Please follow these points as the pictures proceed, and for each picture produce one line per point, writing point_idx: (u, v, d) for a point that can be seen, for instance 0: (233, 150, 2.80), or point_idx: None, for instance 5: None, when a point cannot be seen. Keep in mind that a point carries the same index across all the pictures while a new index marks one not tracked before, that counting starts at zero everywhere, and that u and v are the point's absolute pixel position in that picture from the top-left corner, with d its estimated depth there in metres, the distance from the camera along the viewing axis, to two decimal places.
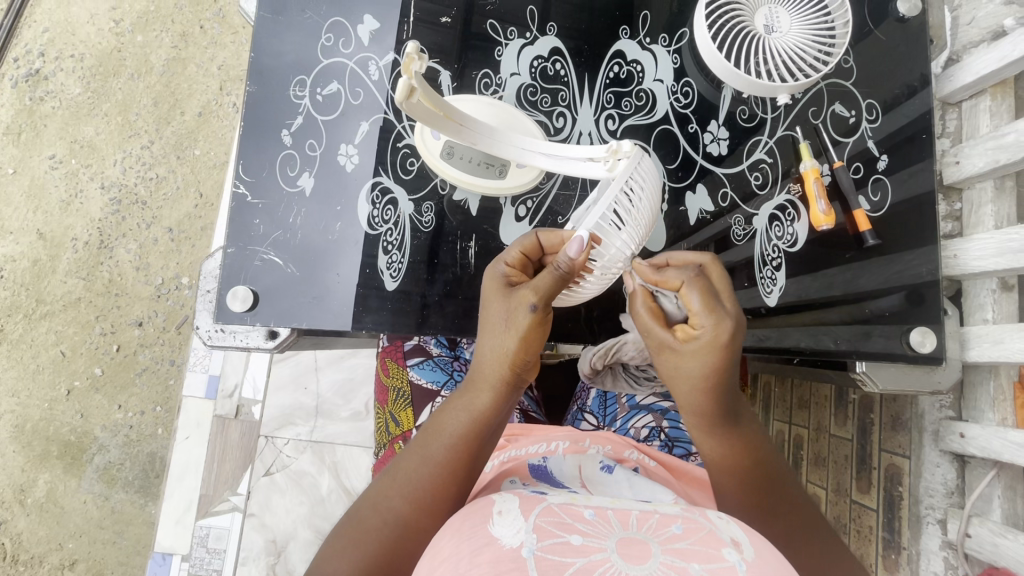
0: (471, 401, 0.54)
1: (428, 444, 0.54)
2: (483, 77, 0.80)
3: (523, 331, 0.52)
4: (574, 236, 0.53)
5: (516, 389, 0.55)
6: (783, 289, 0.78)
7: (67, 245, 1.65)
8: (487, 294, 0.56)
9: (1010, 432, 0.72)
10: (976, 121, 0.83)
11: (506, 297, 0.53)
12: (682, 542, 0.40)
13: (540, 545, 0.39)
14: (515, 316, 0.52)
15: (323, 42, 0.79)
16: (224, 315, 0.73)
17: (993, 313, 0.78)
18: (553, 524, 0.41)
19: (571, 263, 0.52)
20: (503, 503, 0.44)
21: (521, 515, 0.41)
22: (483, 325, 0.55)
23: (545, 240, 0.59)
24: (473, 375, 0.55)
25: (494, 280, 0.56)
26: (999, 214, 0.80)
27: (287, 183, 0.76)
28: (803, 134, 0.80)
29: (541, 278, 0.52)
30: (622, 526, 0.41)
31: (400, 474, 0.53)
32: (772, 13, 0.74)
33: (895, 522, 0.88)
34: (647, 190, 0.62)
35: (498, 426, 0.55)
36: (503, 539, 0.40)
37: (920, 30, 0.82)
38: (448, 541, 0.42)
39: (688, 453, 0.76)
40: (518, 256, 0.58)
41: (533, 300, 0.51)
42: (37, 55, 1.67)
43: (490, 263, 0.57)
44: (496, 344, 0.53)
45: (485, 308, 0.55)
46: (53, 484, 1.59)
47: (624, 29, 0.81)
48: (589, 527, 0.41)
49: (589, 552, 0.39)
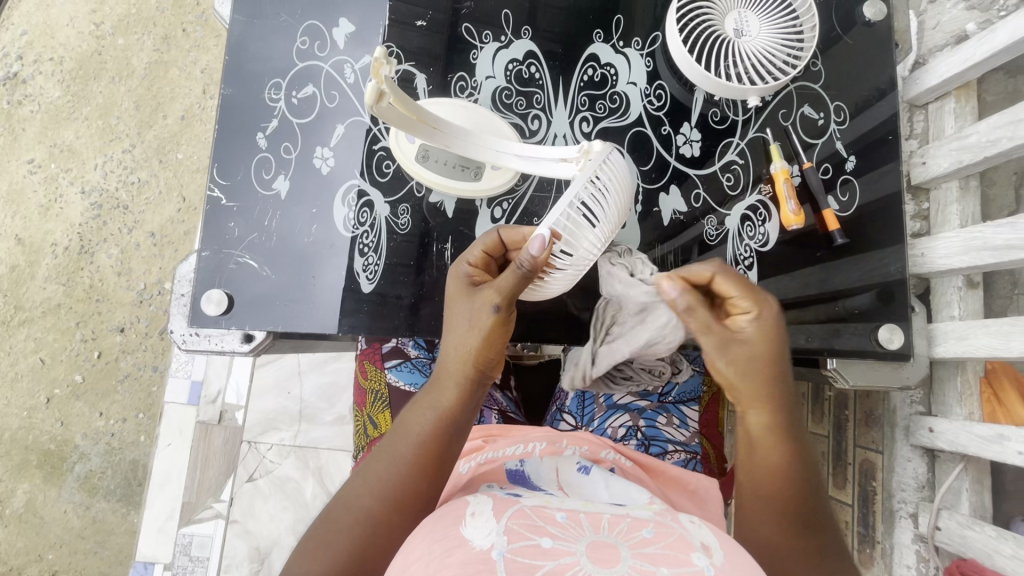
0: (437, 398, 0.56)
1: (395, 441, 0.55)
2: (459, 80, 0.80)
3: (485, 329, 0.55)
4: (534, 234, 0.53)
5: (482, 386, 0.58)
6: (755, 288, 0.79)
7: (46, 250, 1.62)
8: (452, 295, 0.59)
9: (975, 425, 0.74)
10: (942, 122, 0.85)
11: (470, 297, 0.57)
12: (652, 546, 0.41)
13: (511, 547, 0.39)
14: (479, 315, 0.55)
15: (299, 45, 0.79)
16: (199, 318, 0.73)
17: (959, 310, 0.80)
18: (525, 527, 0.42)
19: (532, 260, 0.53)
20: (476, 506, 0.44)
21: (494, 517, 0.42)
22: (448, 325, 0.58)
23: (507, 238, 0.62)
24: (439, 373, 0.57)
25: (459, 281, 0.60)
26: (964, 213, 0.82)
27: (263, 186, 0.76)
28: (773, 135, 0.81)
29: (504, 277, 0.55)
30: (593, 529, 0.42)
31: (368, 470, 0.54)
32: (742, 17, 0.76)
33: (870, 517, 0.89)
34: (619, 188, 0.63)
35: (464, 423, 0.56)
36: (474, 541, 0.40)
37: (887, 34, 0.84)
38: (419, 539, 0.43)
39: (664, 452, 0.79)
40: (481, 256, 0.62)
41: (496, 300, 0.54)
42: (15, 58, 1.65)
43: (454, 264, 0.61)
44: (459, 343, 0.56)
45: (450, 308, 0.59)
46: (32, 494, 1.56)
47: (599, 32, 0.82)
48: (560, 531, 0.42)
49: (559, 555, 0.39)
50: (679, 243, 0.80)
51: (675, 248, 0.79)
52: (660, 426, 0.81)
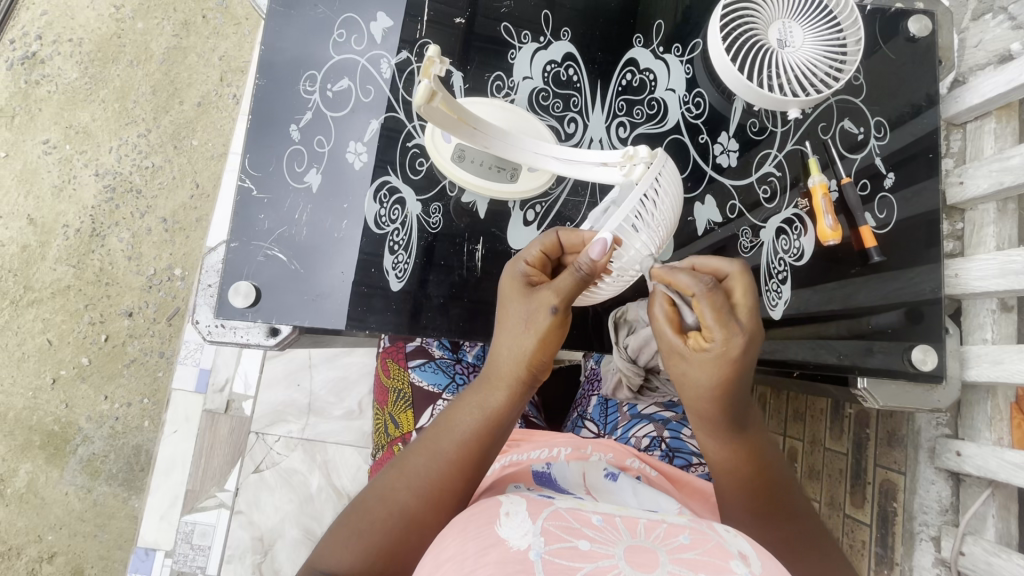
0: (485, 399, 0.55)
1: (439, 438, 0.54)
2: (496, 80, 0.79)
3: (541, 331, 0.53)
4: (596, 237, 0.54)
5: (529, 390, 0.56)
6: (788, 302, 0.78)
7: (57, 231, 1.62)
8: (506, 293, 0.57)
9: (1007, 452, 0.73)
10: (980, 143, 0.84)
11: (528, 297, 0.55)
12: (688, 552, 0.39)
13: (548, 548, 0.38)
14: (536, 317, 0.53)
15: (336, 38, 0.79)
16: (226, 310, 0.72)
17: (992, 333, 0.78)
18: (562, 529, 0.40)
19: (593, 262, 0.53)
20: (510, 505, 0.43)
21: (529, 517, 0.41)
22: (501, 323, 0.56)
23: (565, 240, 0.59)
24: (489, 373, 0.56)
25: (514, 279, 0.57)
26: (1001, 235, 0.80)
27: (294, 178, 0.75)
28: (812, 148, 0.80)
29: (561, 278, 0.53)
30: (630, 533, 0.40)
31: (407, 464, 0.53)
32: (786, 28, 0.75)
33: (888, 537, 0.88)
34: (670, 197, 0.63)
35: (507, 427, 0.56)
36: (511, 542, 0.39)
37: (929, 51, 0.83)
38: (452, 538, 0.42)
39: (688, 464, 0.76)
40: (538, 256, 0.59)
41: (555, 303, 0.52)
42: (34, 37, 1.65)
43: (509, 263, 0.58)
44: (513, 344, 0.54)
45: (504, 306, 0.56)
46: (34, 474, 1.56)
47: (639, 37, 0.81)
48: (596, 533, 0.40)
49: (597, 558, 0.38)
50: (710, 252, 0.78)
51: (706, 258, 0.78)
52: (684, 438, 0.78)
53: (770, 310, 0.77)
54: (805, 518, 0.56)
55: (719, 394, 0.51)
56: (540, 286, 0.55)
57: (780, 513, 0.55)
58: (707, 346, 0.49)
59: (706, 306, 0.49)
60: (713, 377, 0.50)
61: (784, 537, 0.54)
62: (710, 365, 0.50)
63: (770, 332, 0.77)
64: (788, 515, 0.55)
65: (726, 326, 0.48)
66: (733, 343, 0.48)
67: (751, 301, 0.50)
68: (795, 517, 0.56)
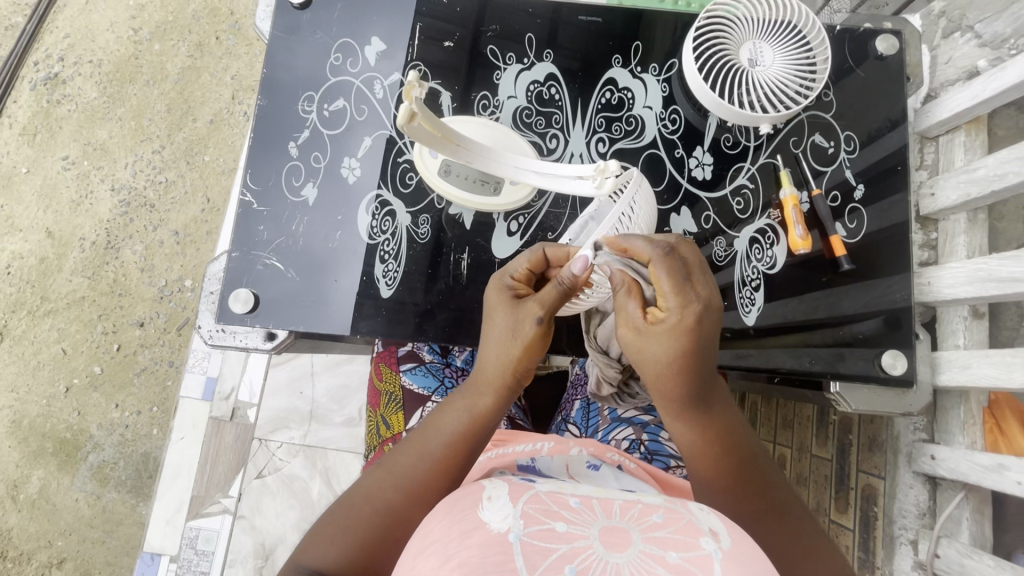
0: (472, 403, 0.59)
1: (427, 440, 0.58)
2: (482, 99, 0.84)
3: (526, 340, 0.57)
4: (577, 254, 0.56)
5: (515, 394, 0.61)
6: (761, 309, 0.81)
7: (74, 244, 1.69)
8: (493, 305, 0.61)
9: (977, 454, 0.74)
10: (952, 155, 0.87)
11: (513, 309, 0.59)
12: (661, 531, 0.41)
13: (526, 531, 0.40)
14: (521, 326, 0.58)
15: (332, 61, 0.84)
16: (226, 316, 0.77)
17: (964, 339, 0.80)
18: (540, 512, 0.42)
19: (574, 277, 0.55)
20: (493, 489, 0.45)
21: (510, 501, 0.43)
22: (489, 333, 0.60)
23: (551, 255, 0.64)
24: (477, 378, 0.61)
25: (501, 292, 0.62)
26: (971, 244, 0.83)
27: (292, 193, 0.80)
28: (784, 161, 0.84)
29: (545, 290, 0.57)
30: (605, 514, 0.42)
31: (396, 464, 0.58)
32: (757, 47, 0.79)
33: (870, 542, 0.90)
34: (642, 214, 0.68)
35: (493, 429, 0.60)
36: (491, 524, 0.41)
37: (898, 68, 0.86)
38: (438, 521, 0.44)
39: (668, 466, 0.79)
40: (524, 271, 0.64)
41: (539, 313, 0.57)
42: (56, 60, 1.74)
43: (496, 277, 0.63)
44: (499, 351, 0.59)
45: (490, 316, 0.61)
46: (46, 481, 1.61)
47: (618, 57, 0.86)
48: (573, 516, 0.42)
49: (573, 539, 0.40)
50: None
51: None
52: (664, 441, 0.82)
53: (744, 317, 0.81)
54: (774, 484, 0.58)
55: (682, 366, 0.52)
56: (526, 299, 0.59)
57: (748, 478, 0.58)
58: (662, 317, 0.51)
59: (657, 274, 0.51)
60: (672, 349, 0.52)
61: (760, 508, 0.57)
62: (667, 336, 0.51)
63: (747, 341, 0.80)
64: (756, 480, 0.58)
65: (680, 294, 0.50)
66: (689, 309, 0.50)
67: (700, 260, 0.52)
68: (766, 484, 0.58)
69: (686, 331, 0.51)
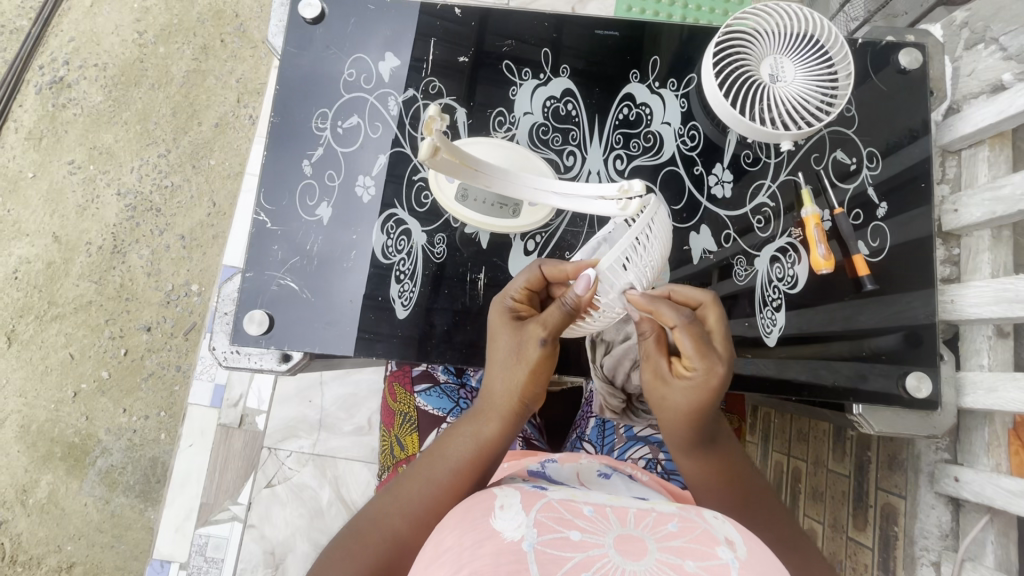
0: (477, 428, 0.58)
1: (432, 467, 0.57)
2: (498, 116, 0.83)
3: (532, 361, 0.57)
4: (582, 273, 0.57)
5: (522, 418, 0.59)
6: (782, 329, 0.80)
7: (81, 249, 1.69)
8: (495, 327, 0.61)
9: (1003, 479, 0.73)
10: (975, 170, 0.85)
11: (517, 331, 0.59)
12: (676, 540, 0.40)
13: (540, 539, 0.39)
14: (525, 349, 0.57)
15: (346, 77, 0.83)
16: (240, 337, 0.76)
17: (988, 360, 0.79)
18: (553, 519, 0.41)
19: (578, 299, 0.56)
20: (505, 499, 0.45)
21: (523, 509, 0.42)
22: (492, 356, 0.60)
23: (549, 274, 0.61)
24: (483, 403, 0.60)
25: (502, 313, 0.61)
26: (995, 262, 0.81)
27: (306, 212, 0.79)
28: (805, 178, 0.83)
29: (549, 311, 0.57)
30: (620, 523, 0.41)
31: (401, 490, 0.56)
32: (777, 63, 0.77)
33: (890, 562, 0.89)
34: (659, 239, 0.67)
35: (499, 454, 0.58)
36: (505, 533, 0.40)
37: (920, 82, 0.85)
38: (451, 531, 0.43)
39: (684, 486, 0.78)
40: (524, 291, 0.62)
41: (542, 334, 0.57)
42: (62, 63, 1.73)
43: (498, 298, 0.63)
44: (505, 377, 0.58)
45: (493, 338, 0.61)
46: (55, 485, 1.61)
47: (635, 72, 0.84)
48: (588, 524, 0.41)
49: (587, 547, 0.39)
50: (707, 275, 0.80)
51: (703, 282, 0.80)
52: None
53: (765, 337, 0.79)
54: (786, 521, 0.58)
55: (699, 417, 0.55)
56: (529, 321, 0.59)
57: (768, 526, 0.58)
58: (687, 373, 0.54)
59: (684, 337, 0.53)
60: (692, 403, 0.54)
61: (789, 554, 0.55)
62: (690, 391, 0.54)
63: (767, 354, 0.79)
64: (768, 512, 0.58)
65: (704, 356, 0.53)
66: (712, 371, 0.52)
67: (725, 330, 0.55)
68: (776, 516, 0.58)
69: (709, 392, 0.53)
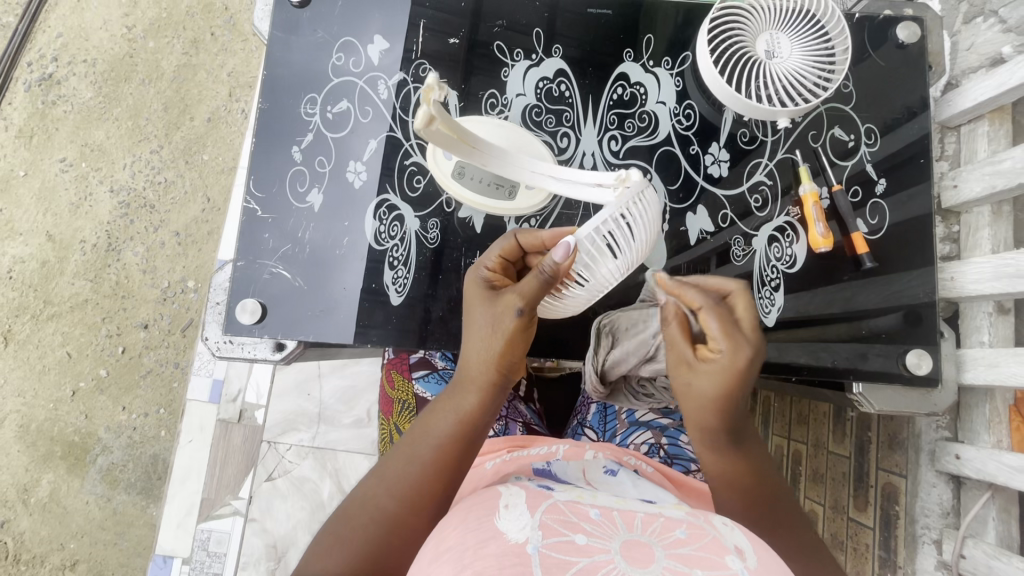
0: (458, 401, 0.58)
1: (415, 443, 0.57)
2: (490, 97, 0.82)
3: (509, 331, 0.56)
4: (560, 241, 0.55)
5: (502, 388, 0.59)
6: (781, 309, 0.79)
7: (75, 247, 1.67)
8: (471, 300, 0.60)
9: (1005, 455, 0.73)
10: (974, 145, 0.84)
11: (492, 302, 0.58)
12: (685, 546, 0.39)
13: (545, 542, 0.39)
14: (501, 319, 0.56)
15: (334, 61, 0.82)
16: (233, 326, 0.75)
17: (989, 336, 0.78)
18: (559, 523, 0.41)
19: (556, 265, 0.55)
20: (510, 498, 0.44)
21: (528, 511, 0.42)
22: (467, 329, 0.59)
23: (523, 242, 0.62)
24: (462, 376, 0.59)
25: (477, 285, 0.60)
26: (996, 237, 0.80)
27: (297, 199, 0.78)
28: (802, 156, 0.82)
29: (527, 281, 0.56)
30: (626, 528, 0.41)
31: (385, 471, 0.56)
32: (774, 38, 0.76)
33: (892, 541, 0.89)
34: (646, 219, 0.67)
35: (482, 426, 0.58)
36: (509, 534, 0.39)
37: (919, 57, 0.83)
38: (451, 529, 0.43)
39: (687, 470, 0.78)
40: (499, 261, 0.62)
41: (519, 304, 0.55)
42: (50, 59, 1.71)
43: (472, 270, 0.62)
44: (480, 347, 0.57)
45: (469, 310, 0.60)
46: (56, 483, 1.61)
47: (629, 51, 0.83)
48: (594, 528, 0.41)
49: (593, 552, 0.39)
50: (705, 257, 0.80)
51: (702, 263, 0.79)
52: (683, 444, 0.81)
53: (763, 318, 0.79)
54: (804, 532, 0.56)
55: (724, 407, 0.53)
56: (504, 291, 0.58)
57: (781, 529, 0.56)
58: (712, 357, 0.52)
59: (711, 316, 0.52)
60: (716, 390, 0.52)
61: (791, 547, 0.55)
62: (715, 377, 0.52)
63: (766, 337, 0.78)
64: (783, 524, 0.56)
65: (731, 337, 0.51)
66: (735, 354, 0.51)
67: (757, 317, 0.53)
68: (793, 523, 0.57)
69: (737, 374, 0.51)
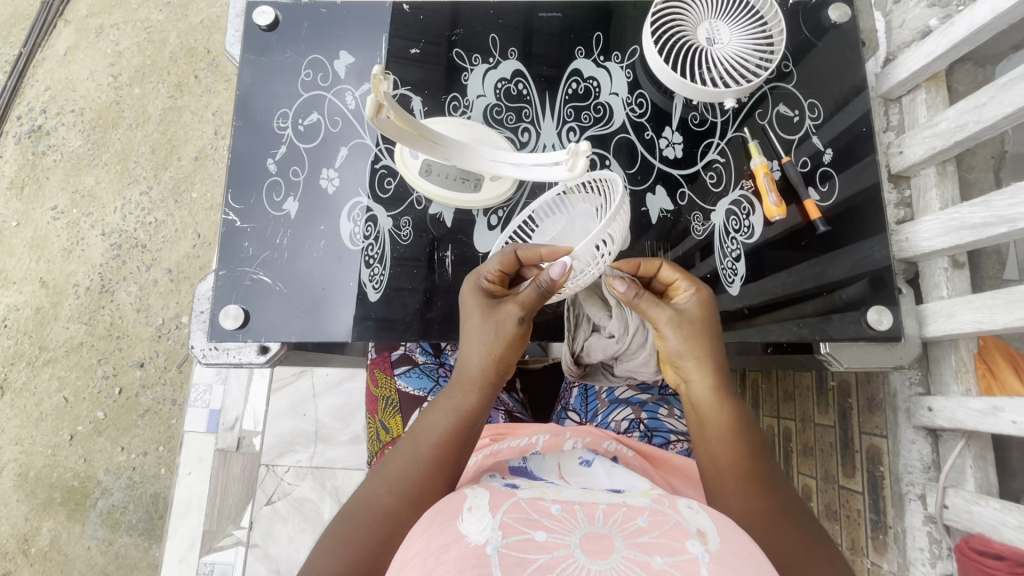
0: (459, 402, 0.62)
1: (419, 443, 0.59)
2: (452, 101, 0.86)
3: (508, 336, 0.62)
4: (557, 259, 0.58)
5: (498, 391, 0.64)
6: (744, 278, 0.82)
7: (68, 291, 1.70)
8: (470, 306, 0.65)
9: (971, 400, 0.75)
10: (915, 113, 0.88)
11: (492, 310, 0.63)
12: (645, 535, 0.41)
13: (505, 542, 0.40)
14: (503, 325, 0.62)
15: (304, 78, 0.86)
16: (218, 332, 0.78)
17: (947, 290, 0.81)
18: (520, 521, 0.42)
19: (552, 281, 0.58)
20: (473, 500, 0.46)
21: (489, 512, 0.43)
22: (467, 335, 0.64)
23: (522, 255, 0.66)
24: (461, 378, 0.63)
25: (477, 292, 0.66)
26: (944, 197, 0.84)
27: (273, 207, 0.82)
28: (751, 134, 0.86)
29: (525, 292, 0.61)
30: (587, 520, 0.42)
31: (388, 472, 0.58)
32: (713, 26, 0.81)
33: (880, 502, 0.90)
34: (622, 224, 0.69)
35: (481, 426, 0.62)
36: (469, 537, 0.41)
37: (853, 35, 0.89)
38: (419, 535, 0.44)
39: (667, 441, 0.80)
40: (496, 271, 0.66)
41: (519, 313, 0.61)
42: (39, 112, 1.77)
43: (471, 277, 0.67)
44: (482, 350, 0.62)
45: (467, 316, 0.65)
46: (57, 531, 1.60)
47: (581, 49, 0.88)
48: (554, 523, 0.42)
49: (552, 548, 0.40)
50: (691, 250, 0.83)
51: (687, 256, 0.83)
52: (661, 417, 0.83)
53: (727, 287, 0.82)
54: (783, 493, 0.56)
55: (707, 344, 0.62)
56: (504, 300, 0.63)
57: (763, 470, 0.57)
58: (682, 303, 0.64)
59: (670, 271, 0.66)
60: (700, 331, 0.62)
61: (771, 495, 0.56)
62: (695, 316, 0.63)
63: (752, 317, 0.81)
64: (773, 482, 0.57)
65: (694, 282, 0.65)
66: (700, 295, 0.64)
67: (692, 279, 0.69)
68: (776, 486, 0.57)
69: (709, 315, 0.63)
